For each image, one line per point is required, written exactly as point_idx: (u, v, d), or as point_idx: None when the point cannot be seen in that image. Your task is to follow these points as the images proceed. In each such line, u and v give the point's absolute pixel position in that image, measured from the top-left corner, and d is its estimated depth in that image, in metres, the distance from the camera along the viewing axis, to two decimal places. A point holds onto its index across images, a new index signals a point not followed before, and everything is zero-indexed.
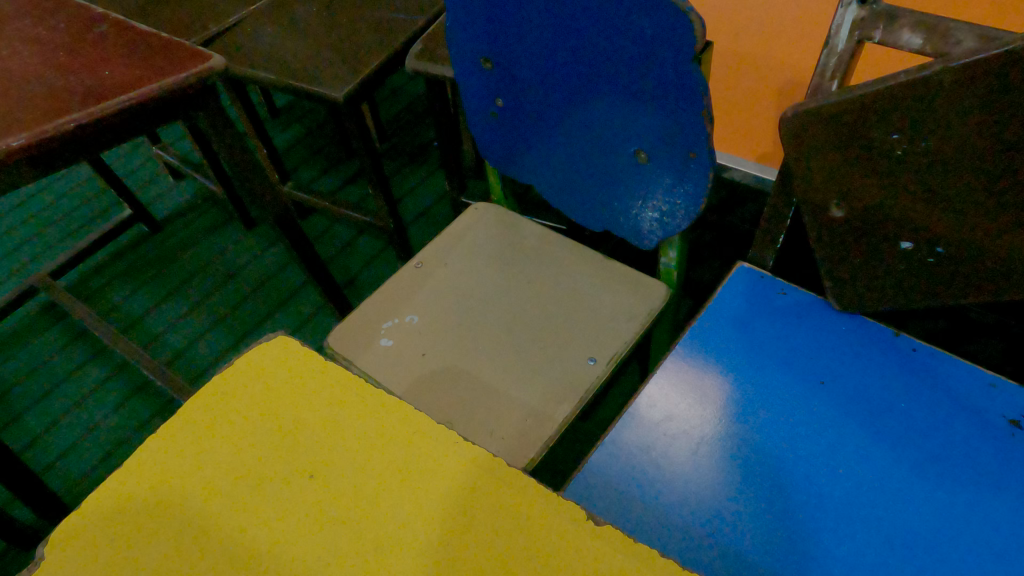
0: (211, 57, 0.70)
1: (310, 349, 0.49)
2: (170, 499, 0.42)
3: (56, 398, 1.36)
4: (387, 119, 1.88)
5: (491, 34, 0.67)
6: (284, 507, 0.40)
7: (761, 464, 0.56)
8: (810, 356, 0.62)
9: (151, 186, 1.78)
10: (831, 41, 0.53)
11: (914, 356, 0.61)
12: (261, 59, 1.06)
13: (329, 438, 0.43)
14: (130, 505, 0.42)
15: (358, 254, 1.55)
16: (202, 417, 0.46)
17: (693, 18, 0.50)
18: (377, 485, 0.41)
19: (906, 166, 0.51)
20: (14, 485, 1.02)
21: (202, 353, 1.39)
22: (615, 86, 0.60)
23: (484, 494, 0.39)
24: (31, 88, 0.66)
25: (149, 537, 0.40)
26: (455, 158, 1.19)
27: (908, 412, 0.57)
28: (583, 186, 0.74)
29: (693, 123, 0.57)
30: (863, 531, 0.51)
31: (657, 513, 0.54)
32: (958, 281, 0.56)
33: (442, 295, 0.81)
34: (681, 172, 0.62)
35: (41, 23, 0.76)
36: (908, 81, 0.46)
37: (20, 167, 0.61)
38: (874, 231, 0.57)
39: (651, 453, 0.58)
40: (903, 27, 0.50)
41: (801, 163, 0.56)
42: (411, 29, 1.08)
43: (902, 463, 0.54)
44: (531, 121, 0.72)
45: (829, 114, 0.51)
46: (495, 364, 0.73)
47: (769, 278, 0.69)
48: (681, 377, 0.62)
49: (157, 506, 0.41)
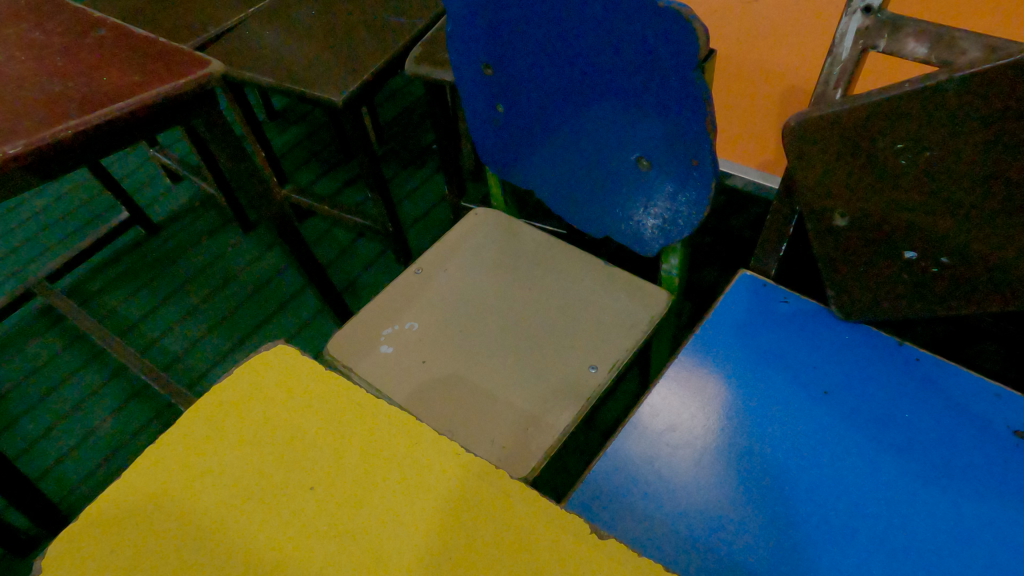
0: (210, 62, 0.70)
1: (310, 358, 0.48)
2: (169, 511, 0.41)
3: (53, 403, 1.35)
4: (386, 122, 1.88)
5: (492, 40, 0.66)
6: (283, 520, 0.40)
7: (764, 475, 0.55)
8: (813, 365, 0.62)
9: (149, 189, 1.78)
10: (835, 49, 0.53)
11: (917, 366, 0.60)
12: (259, 63, 1.06)
13: (328, 449, 0.43)
14: (127, 517, 0.41)
15: (357, 258, 1.54)
16: (201, 427, 0.46)
17: (697, 26, 0.50)
18: (378, 496, 0.40)
19: (910, 176, 0.50)
20: (10, 492, 1.02)
21: (200, 357, 1.38)
22: (617, 93, 0.60)
23: (487, 508, 0.39)
24: (28, 93, 0.65)
25: (147, 549, 0.39)
26: (455, 162, 1.18)
27: (911, 422, 0.57)
28: (584, 192, 0.74)
29: (696, 132, 0.56)
30: (868, 544, 0.50)
31: (660, 525, 0.54)
32: (963, 291, 0.55)
33: (442, 302, 0.80)
34: (683, 180, 0.62)
35: (39, 27, 0.75)
36: (912, 90, 0.46)
37: (17, 174, 0.60)
38: (879, 240, 0.56)
39: (653, 464, 0.57)
40: (908, 36, 0.50)
41: (805, 172, 0.56)
42: (411, 32, 1.08)
43: (906, 474, 0.54)
44: (532, 127, 0.72)
45: (833, 124, 0.51)
46: (495, 372, 0.72)
47: (771, 286, 0.68)
48: (684, 387, 0.62)
49: (154, 518, 0.41)
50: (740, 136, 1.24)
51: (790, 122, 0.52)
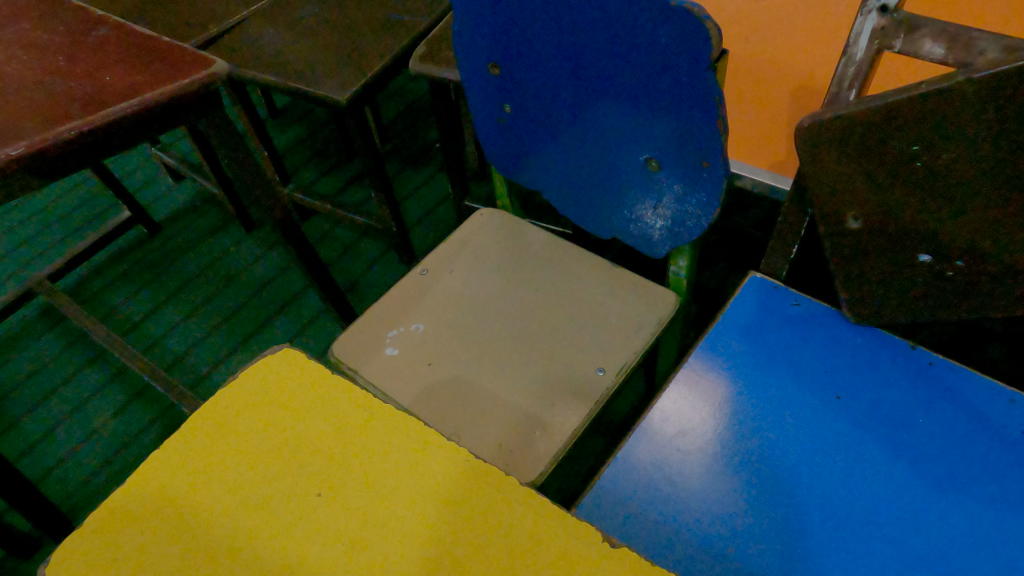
0: (214, 62, 0.69)
1: (317, 363, 0.48)
2: (175, 519, 0.40)
3: (55, 403, 1.35)
4: (389, 120, 1.87)
5: (499, 40, 0.66)
6: (291, 528, 0.39)
7: (777, 482, 0.55)
8: (824, 370, 0.61)
9: (150, 188, 1.77)
10: (849, 50, 0.52)
11: (931, 370, 0.59)
12: (262, 61, 1.05)
13: (336, 455, 0.42)
14: (132, 525, 0.40)
15: (360, 257, 1.53)
16: (206, 434, 0.45)
17: (710, 26, 0.49)
18: (385, 504, 0.39)
19: (926, 178, 0.50)
20: (12, 494, 1.01)
21: (202, 357, 1.38)
22: (627, 93, 0.59)
23: (499, 517, 0.38)
24: (30, 94, 0.64)
25: (152, 558, 0.38)
26: (459, 162, 1.17)
27: (925, 427, 0.56)
28: (591, 193, 0.73)
29: (707, 133, 0.56)
30: (883, 551, 0.50)
31: (671, 532, 0.53)
32: (979, 294, 0.55)
33: (448, 304, 0.79)
34: (693, 182, 0.61)
35: (41, 26, 0.74)
36: (929, 92, 0.45)
37: (20, 176, 0.60)
38: (893, 243, 0.56)
39: (664, 470, 0.57)
40: (925, 36, 0.49)
41: (817, 175, 0.55)
42: (415, 31, 1.07)
43: (920, 480, 0.53)
44: (539, 127, 0.71)
45: (846, 125, 0.50)
46: (502, 374, 0.72)
47: (782, 288, 0.67)
48: (693, 392, 0.61)
49: (161, 526, 0.40)
50: (747, 136, 1.23)
51: (802, 124, 0.51)
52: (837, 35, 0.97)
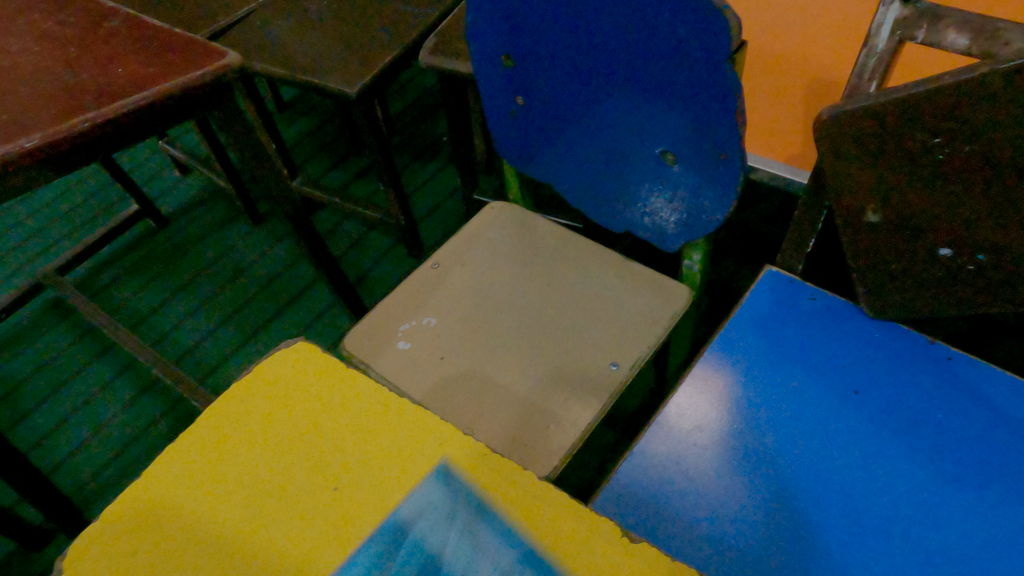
0: (226, 53, 0.69)
1: (332, 357, 0.47)
2: (192, 512, 0.40)
3: (65, 396, 1.35)
4: (396, 113, 1.87)
5: (513, 30, 0.65)
6: (306, 521, 0.39)
7: (795, 477, 0.54)
8: (842, 365, 0.60)
9: (158, 181, 1.77)
10: (870, 41, 0.52)
11: (949, 365, 0.59)
12: (272, 53, 1.05)
13: (352, 449, 0.42)
14: (149, 518, 0.40)
15: (368, 251, 1.53)
16: (222, 427, 0.44)
17: (729, 15, 0.49)
18: (399, 500, 0.39)
19: (947, 170, 0.49)
20: (24, 487, 1.01)
21: (212, 350, 1.38)
22: (643, 85, 0.59)
23: (518, 512, 0.37)
24: (42, 85, 0.64)
25: (169, 550, 0.38)
26: (468, 155, 1.17)
27: (944, 423, 0.56)
28: (604, 186, 0.72)
29: (724, 126, 0.55)
30: (902, 548, 0.49)
31: (689, 527, 0.53)
32: (999, 288, 0.54)
33: (459, 297, 0.79)
34: (709, 175, 0.60)
35: (52, 17, 0.74)
36: (952, 83, 0.44)
37: (34, 170, 0.60)
38: (913, 236, 0.55)
39: (680, 465, 0.57)
40: (949, 27, 0.48)
41: (836, 167, 0.54)
42: (425, 23, 1.06)
43: (939, 476, 0.53)
44: (552, 120, 0.70)
45: (866, 118, 0.49)
46: (514, 369, 0.72)
47: (798, 282, 0.67)
48: (710, 387, 0.61)
49: (177, 520, 0.40)
50: (759, 129, 1.22)
51: (822, 115, 0.51)
52: (852, 26, 0.96)
